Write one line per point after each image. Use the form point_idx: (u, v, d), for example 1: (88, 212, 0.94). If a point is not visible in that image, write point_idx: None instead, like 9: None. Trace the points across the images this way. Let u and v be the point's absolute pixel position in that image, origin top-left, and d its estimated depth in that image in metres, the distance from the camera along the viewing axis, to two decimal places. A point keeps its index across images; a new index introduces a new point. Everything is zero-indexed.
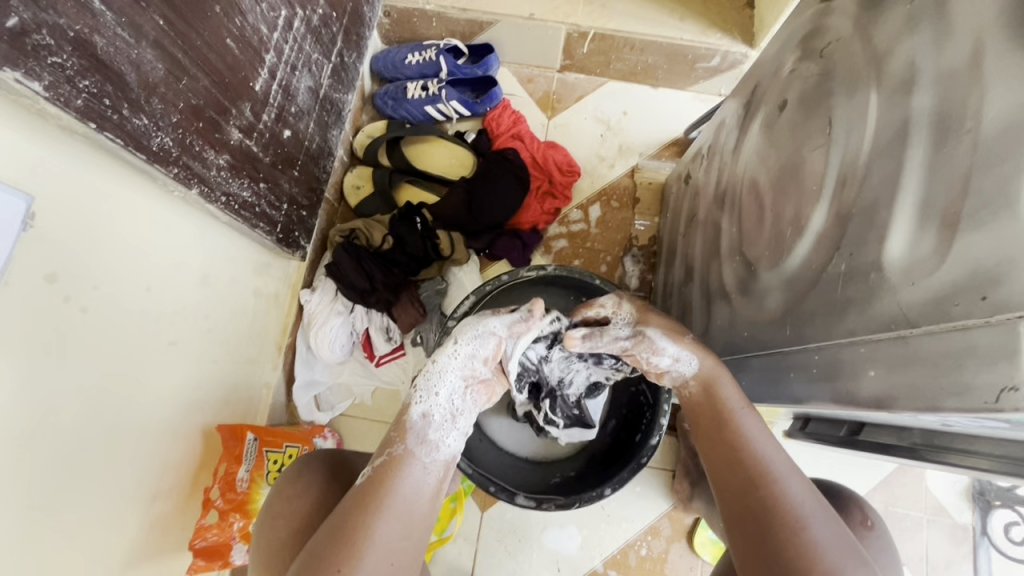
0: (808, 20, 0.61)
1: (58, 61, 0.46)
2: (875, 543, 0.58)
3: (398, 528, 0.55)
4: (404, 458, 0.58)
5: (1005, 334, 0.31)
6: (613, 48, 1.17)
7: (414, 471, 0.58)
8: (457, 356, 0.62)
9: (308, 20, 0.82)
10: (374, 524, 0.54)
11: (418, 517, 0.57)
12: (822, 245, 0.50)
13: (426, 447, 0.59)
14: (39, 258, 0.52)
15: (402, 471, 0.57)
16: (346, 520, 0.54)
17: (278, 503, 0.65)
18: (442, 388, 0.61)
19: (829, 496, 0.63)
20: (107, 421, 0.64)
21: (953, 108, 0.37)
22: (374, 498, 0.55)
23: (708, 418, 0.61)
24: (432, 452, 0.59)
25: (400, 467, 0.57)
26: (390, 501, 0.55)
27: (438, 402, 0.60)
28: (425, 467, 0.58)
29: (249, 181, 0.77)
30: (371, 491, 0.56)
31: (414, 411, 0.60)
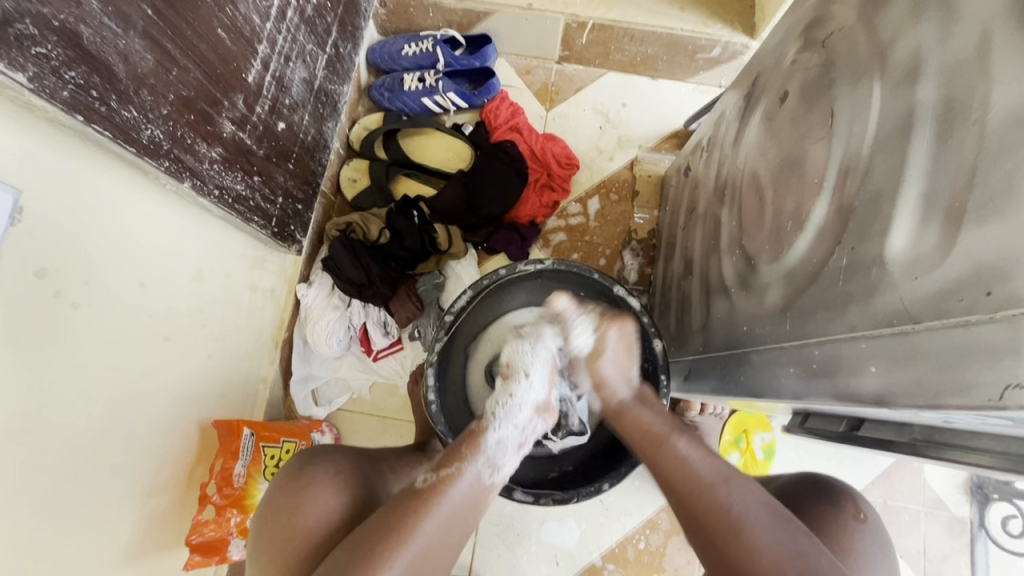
0: (810, 9, 0.60)
1: (43, 52, 0.45)
2: (868, 538, 0.57)
3: (445, 532, 0.56)
4: (466, 470, 0.60)
5: (1010, 329, 0.30)
6: (612, 39, 1.16)
7: (472, 484, 0.59)
8: (529, 389, 0.67)
9: (302, 10, 0.81)
10: (428, 524, 0.55)
11: (461, 527, 0.58)
12: (823, 239, 0.50)
13: (490, 466, 0.61)
14: (26, 252, 0.52)
15: (461, 481, 0.59)
16: (400, 517, 0.55)
17: (283, 516, 0.62)
18: (519, 416, 0.65)
19: (819, 488, 0.62)
20: (100, 417, 0.64)
21: (957, 98, 0.37)
22: (430, 503, 0.56)
23: (644, 439, 0.64)
24: (492, 472, 0.61)
25: (461, 477, 0.59)
26: (446, 508, 0.57)
27: (509, 428, 0.64)
28: (482, 482, 0.60)
29: (243, 174, 0.76)
30: (426, 493, 0.57)
31: (494, 434, 0.63)
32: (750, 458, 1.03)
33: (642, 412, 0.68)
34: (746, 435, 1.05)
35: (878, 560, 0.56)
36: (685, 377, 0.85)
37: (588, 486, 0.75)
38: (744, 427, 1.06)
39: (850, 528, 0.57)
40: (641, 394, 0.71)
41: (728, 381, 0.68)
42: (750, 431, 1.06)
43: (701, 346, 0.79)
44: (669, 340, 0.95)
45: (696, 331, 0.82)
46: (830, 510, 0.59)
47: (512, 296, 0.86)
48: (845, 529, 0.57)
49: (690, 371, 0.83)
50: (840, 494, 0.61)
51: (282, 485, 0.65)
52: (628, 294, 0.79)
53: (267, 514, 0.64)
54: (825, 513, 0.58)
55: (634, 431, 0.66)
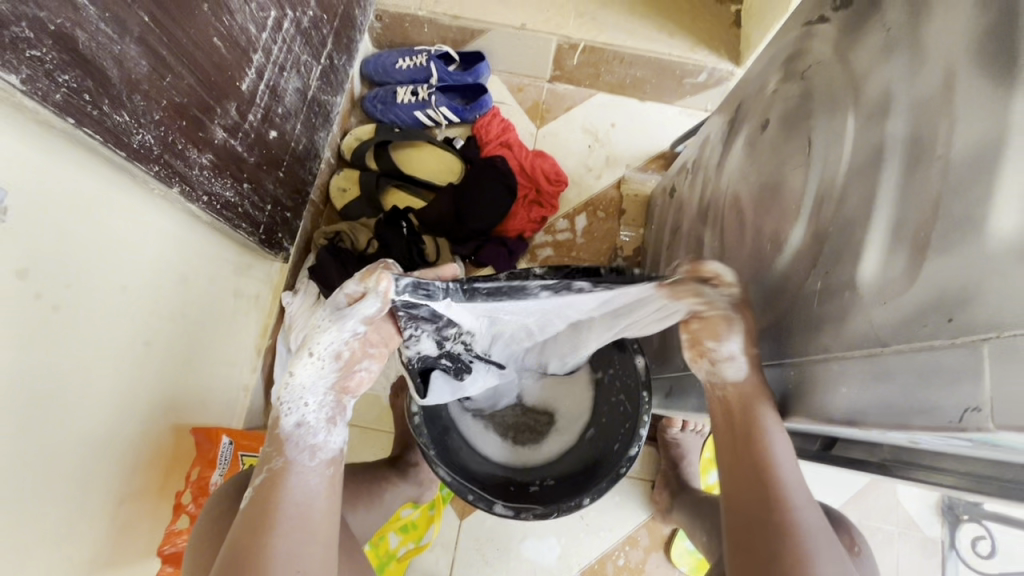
0: (790, 42, 0.63)
1: (37, 55, 0.45)
2: (862, 566, 0.59)
3: (298, 531, 0.53)
4: (286, 468, 0.56)
5: (970, 353, 0.31)
6: (603, 61, 1.19)
7: (298, 478, 0.56)
8: (315, 368, 0.55)
9: (298, 22, 0.82)
10: (275, 538, 0.52)
11: (314, 519, 0.55)
12: (800, 262, 0.51)
13: (306, 451, 0.57)
14: (11, 251, 0.51)
15: (285, 482, 0.55)
16: (241, 548, 0.51)
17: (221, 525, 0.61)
18: (308, 399, 0.56)
19: (819, 516, 0.63)
20: (74, 422, 0.63)
21: (923, 135, 0.39)
22: (266, 513, 0.53)
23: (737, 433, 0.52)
24: (314, 454, 0.57)
25: (283, 479, 0.55)
26: (284, 513, 0.54)
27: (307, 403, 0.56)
28: (307, 469, 0.56)
29: (232, 181, 0.76)
30: (254, 515, 0.53)
31: (289, 420, 0.57)
32: None
33: (763, 414, 0.51)
34: None
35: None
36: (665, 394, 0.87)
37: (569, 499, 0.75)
38: None
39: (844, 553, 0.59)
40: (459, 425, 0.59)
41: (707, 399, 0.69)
42: None
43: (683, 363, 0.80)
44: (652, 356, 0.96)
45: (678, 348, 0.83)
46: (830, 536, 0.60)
47: None
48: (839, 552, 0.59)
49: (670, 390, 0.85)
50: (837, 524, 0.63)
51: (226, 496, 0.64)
52: None
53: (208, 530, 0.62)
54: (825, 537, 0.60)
55: (737, 430, 0.52)
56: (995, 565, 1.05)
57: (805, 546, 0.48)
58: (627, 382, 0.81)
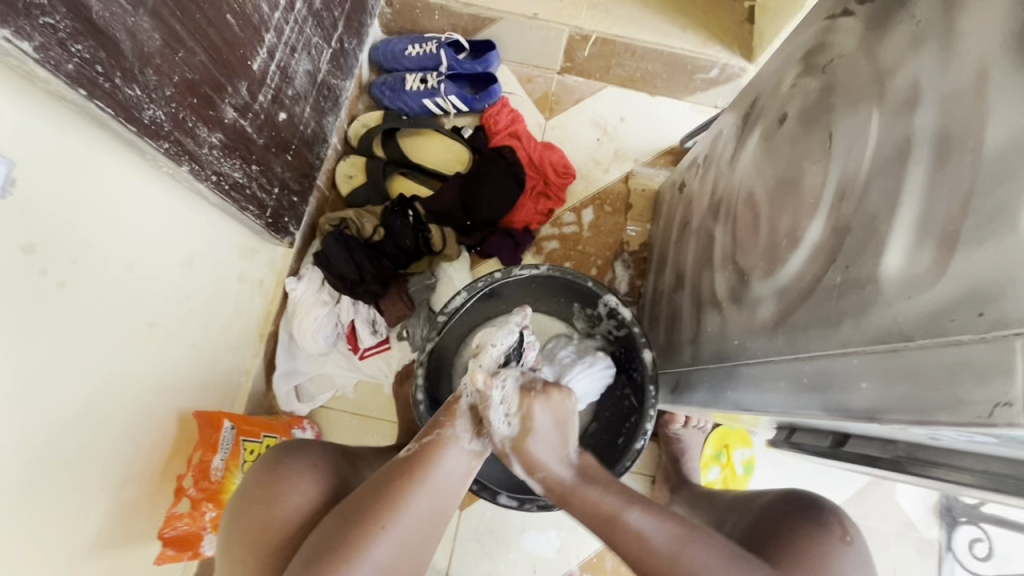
0: (810, 36, 0.62)
1: (50, 22, 0.44)
2: (855, 557, 0.58)
3: (431, 503, 0.56)
4: (447, 438, 0.60)
5: (1000, 348, 0.31)
6: (614, 53, 1.18)
7: (455, 452, 0.59)
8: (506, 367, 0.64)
9: (310, 3, 0.81)
10: (413, 494, 0.55)
11: (444, 502, 0.57)
12: (818, 257, 0.51)
13: (472, 433, 0.61)
14: (18, 225, 0.50)
15: (444, 450, 0.59)
16: (384, 488, 0.55)
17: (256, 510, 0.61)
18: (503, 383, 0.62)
19: (806, 508, 0.62)
20: (76, 401, 0.62)
21: (954, 128, 0.38)
22: (418, 469, 0.57)
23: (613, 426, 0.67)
24: (474, 442, 0.61)
25: (443, 445, 0.59)
26: (433, 476, 0.57)
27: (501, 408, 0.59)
28: (463, 452, 0.60)
29: (241, 162, 0.75)
30: (410, 465, 0.57)
31: (471, 402, 0.61)
32: (730, 473, 1.05)
33: (621, 396, 0.69)
34: (727, 450, 1.06)
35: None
36: (673, 389, 0.87)
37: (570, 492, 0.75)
38: (725, 442, 1.07)
39: (833, 547, 0.58)
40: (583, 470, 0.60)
41: (716, 394, 0.69)
42: (731, 446, 1.07)
43: (691, 358, 0.80)
44: (658, 351, 0.96)
45: (685, 343, 0.83)
46: (818, 530, 0.59)
47: (504, 300, 0.87)
48: (827, 547, 0.58)
49: (678, 383, 0.85)
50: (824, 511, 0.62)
51: (250, 478, 0.64)
52: (619, 303, 0.79)
53: (234, 509, 0.62)
54: (812, 533, 0.59)
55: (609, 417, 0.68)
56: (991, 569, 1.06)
57: (716, 534, 0.54)
58: (637, 377, 0.80)
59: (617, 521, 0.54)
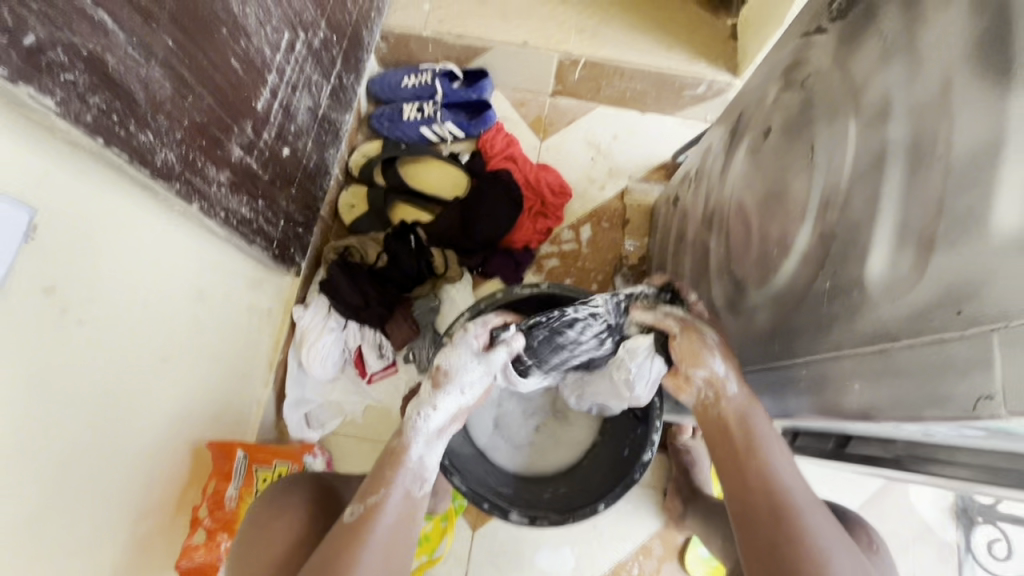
0: (789, 52, 0.65)
1: (70, 78, 0.47)
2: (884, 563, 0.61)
3: (380, 566, 0.57)
4: (388, 500, 0.60)
5: (979, 345, 0.32)
6: (603, 76, 1.22)
7: (399, 503, 0.60)
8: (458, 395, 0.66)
9: (309, 44, 0.84)
10: (362, 561, 0.56)
11: (394, 565, 0.58)
12: (807, 262, 0.53)
13: (415, 480, 0.62)
14: (37, 276, 0.53)
15: (384, 514, 0.59)
16: (330, 557, 0.56)
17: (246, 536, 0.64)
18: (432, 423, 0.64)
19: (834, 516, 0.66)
20: (97, 437, 0.64)
21: (924, 133, 0.40)
22: (361, 532, 0.57)
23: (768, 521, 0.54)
24: (416, 486, 0.62)
25: (385, 502, 0.60)
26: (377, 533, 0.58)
27: (427, 439, 0.64)
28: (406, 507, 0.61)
29: (248, 198, 0.78)
30: (351, 534, 0.57)
31: (415, 450, 0.63)
32: None
33: (755, 411, 0.59)
34: None
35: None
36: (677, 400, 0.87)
37: (581, 506, 0.76)
38: None
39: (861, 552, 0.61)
40: (743, 413, 0.59)
41: None
42: None
43: None
44: None
45: None
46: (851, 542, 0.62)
47: None
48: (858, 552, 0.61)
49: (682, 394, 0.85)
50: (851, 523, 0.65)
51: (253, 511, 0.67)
52: None
53: (246, 538, 0.64)
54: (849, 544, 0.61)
55: (764, 507, 0.55)
56: (1013, 568, 1.04)
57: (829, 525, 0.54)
58: None
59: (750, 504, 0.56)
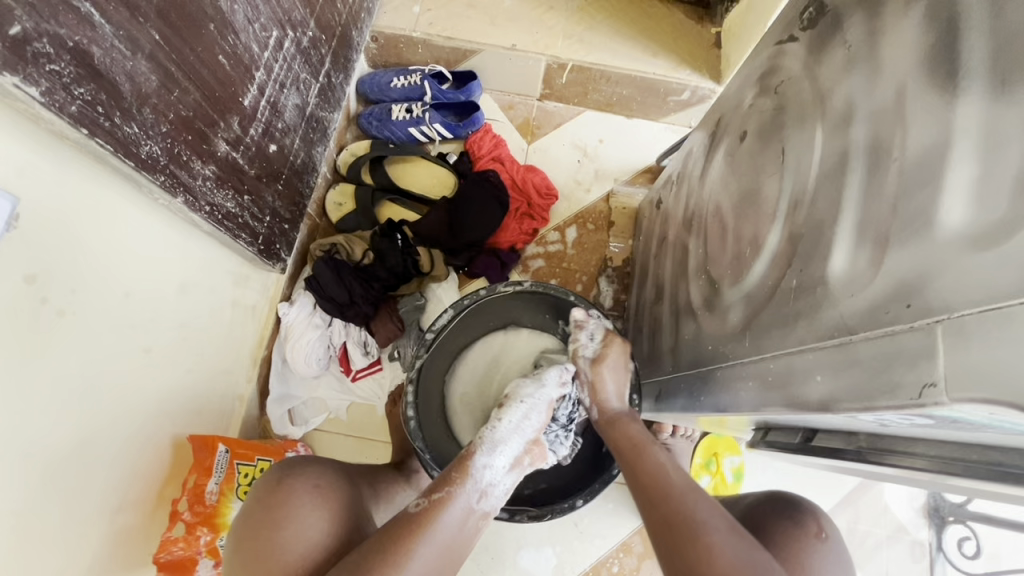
0: (763, 60, 0.67)
1: (56, 69, 0.48)
2: (826, 555, 0.62)
3: (439, 560, 0.58)
4: (456, 495, 0.61)
5: (926, 335, 0.34)
6: (590, 79, 1.23)
7: (462, 510, 0.61)
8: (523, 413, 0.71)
9: (298, 42, 0.85)
10: (423, 550, 0.57)
11: (451, 560, 0.59)
12: (776, 262, 0.55)
13: (477, 492, 0.63)
14: (17, 262, 0.53)
15: (452, 510, 0.60)
16: (396, 542, 0.56)
17: (253, 542, 0.62)
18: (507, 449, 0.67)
19: (787, 507, 0.67)
20: (75, 426, 0.64)
21: (882, 139, 0.42)
22: (425, 526, 0.58)
23: (631, 448, 0.68)
24: (482, 494, 0.63)
25: (451, 503, 0.61)
26: (439, 533, 0.58)
27: (501, 458, 0.66)
28: (471, 510, 0.62)
29: (234, 193, 0.79)
30: (418, 521, 0.59)
31: (480, 458, 0.65)
32: (720, 480, 1.07)
33: (630, 423, 0.72)
34: (716, 458, 1.08)
35: (833, 574, 0.62)
36: (656, 398, 0.89)
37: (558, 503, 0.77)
38: (714, 450, 1.09)
39: (810, 546, 0.62)
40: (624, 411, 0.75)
41: (693, 399, 0.71)
42: (720, 454, 1.09)
43: (671, 367, 0.83)
44: (642, 362, 0.99)
45: (666, 353, 0.86)
46: (792, 528, 0.64)
47: (491, 317, 0.91)
48: (807, 546, 0.62)
49: (660, 392, 0.87)
50: (804, 511, 0.66)
51: (257, 498, 0.66)
52: (600, 316, 0.83)
53: (243, 525, 0.64)
54: (790, 532, 0.63)
55: (624, 444, 0.69)
56: (981, 566, 1.07)
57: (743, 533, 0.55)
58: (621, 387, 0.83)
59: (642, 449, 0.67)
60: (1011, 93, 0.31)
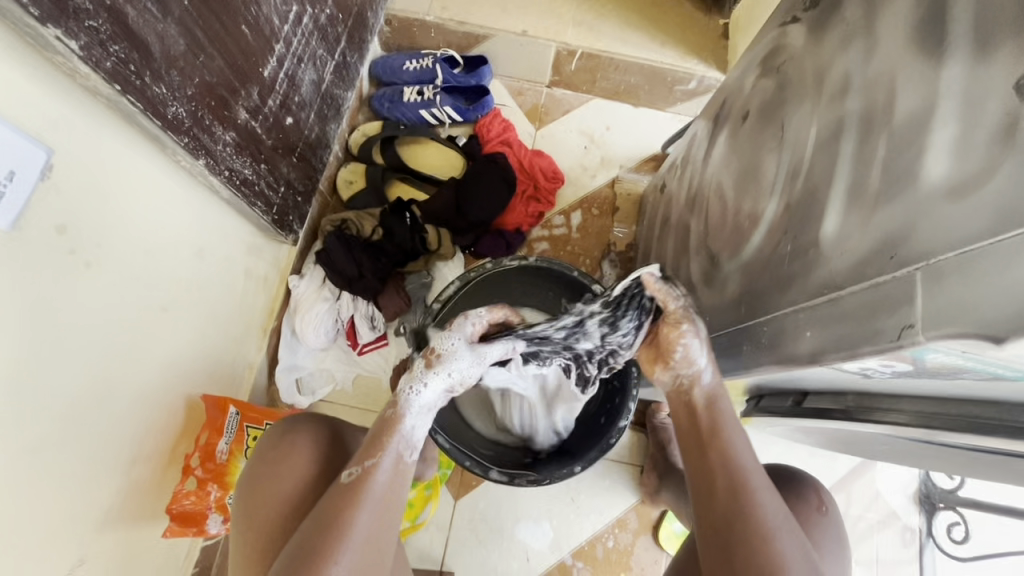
0: (767, 42, 0.69)
1: (94, 26, 0.50)
2: (826, 526, 0.66)
3: (372, 534, 0.58)
4: (382, 463, 0.60)
5: (906, 283, 0.36)
6: (599, 67, 1.26)
7: (388, 477, 0.60)
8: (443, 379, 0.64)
9: (316, 18, 0.88)
10: (354, 526, 0.57)
11: (384, 528, 0.59)
12: (772, 231, 0.57)
13: (404, 453, 0.62)
14: (50, 211, 0.56)
15: (377, 481, 0.59)
16: (329, 518, 0.57)
17: (255, 485, 0.67)
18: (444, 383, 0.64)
19: (791, 479, 0.70)
20: (97, 376, 0.67)
21: (874, 108, 0.44)
22: (350, 501, 0.58)
23: (696, 433, 0.62)
24: (405, 456, 0.62)
25: (376, 474, 0.59)
26: (367, 508, 0.58)
27: (422, 413, 0.63)
28: (399, 474, 0.61)
29: (251, 160, 0.81)
30: (344, 496, 0.58)
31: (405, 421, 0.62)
32: None
33: (720, 405, 0.63)
34: None
35: (831, 544, 0.65)
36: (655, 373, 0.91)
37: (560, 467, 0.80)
38: None
39: (812, 518, 0.66)
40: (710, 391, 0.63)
41: None
42: None
43: None
44: None
45: None
46: (797, 502, 0.67)
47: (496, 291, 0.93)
48: (810, 518, 0.66)
49: None
50: (805, 485, 0.69)
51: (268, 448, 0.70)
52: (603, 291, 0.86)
53: (254, 469, 0.69)
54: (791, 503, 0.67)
55: (693, 425, 0.63)
56: (971, 551, 1.09)
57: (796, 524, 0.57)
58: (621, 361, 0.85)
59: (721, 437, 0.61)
60: (989, 55, 0.34)
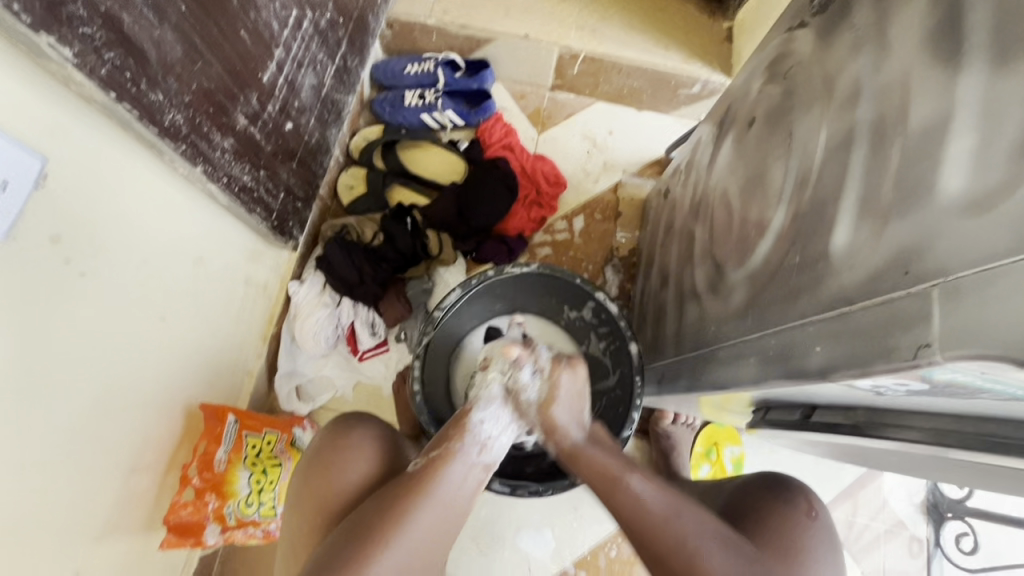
0: (774, 46, 0.68)
1: (87, 32, 0.50)
2: (816, 532, 0.63)
3: (437, 522, 0.57)
4: (455, 453, 0.61)
5: (923, 299, 0.35)
6: (602, 70, 1.24)
7: (463, 466, 0.61)
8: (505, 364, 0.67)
9: (317, 23, 0.87)
10: (420, 514, 0.56)
11: (451, 522, 0.59)
12: (780, 241, 0.56)
13: (477, 446, 0.62)
14: (44, 221, 0.55)
15: (451, 467, 0.60)
16: (393, 503, 0.56)
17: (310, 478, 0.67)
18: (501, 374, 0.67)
19: (780, 487, 0.68)
20: (93, 386, 0.66)
21: (887, 117, 0.43)
22: (421, 487, 0.58)
23: (599, 482, 0.61)
24: (479, 449, 0.62)
25: (449, 461, 0.60)
26: (435, 497, 0.58)
27: (495, 410, 0.64)
28: (471, 465, 0.61)
29: (250, 167, 0.81)
30: (415, 480, 0.58)
31: (478, 412, 0.64)
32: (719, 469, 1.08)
33: (594, 453, 0.63)
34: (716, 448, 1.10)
35: (825, 554, 0.62)
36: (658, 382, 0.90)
37: (561, 480, 0.79)
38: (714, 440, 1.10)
39: (802, 524, 0.63)
40: (592, 437, 0.66)
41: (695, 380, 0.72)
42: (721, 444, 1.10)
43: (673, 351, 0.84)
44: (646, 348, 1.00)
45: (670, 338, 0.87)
46: (783, 508, 0.65)
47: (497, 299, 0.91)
48: (801, 526, 0.63)
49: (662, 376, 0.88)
50: (794, 491, 0.67)
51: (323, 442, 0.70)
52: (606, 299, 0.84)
53: (309, 462, 0.69)
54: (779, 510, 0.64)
55: (592, 476, 0.62)
56: (978, 562, 1.08)
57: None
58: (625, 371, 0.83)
59: (617, 485, 0.60)
60: (1010, 65, 0.33)
